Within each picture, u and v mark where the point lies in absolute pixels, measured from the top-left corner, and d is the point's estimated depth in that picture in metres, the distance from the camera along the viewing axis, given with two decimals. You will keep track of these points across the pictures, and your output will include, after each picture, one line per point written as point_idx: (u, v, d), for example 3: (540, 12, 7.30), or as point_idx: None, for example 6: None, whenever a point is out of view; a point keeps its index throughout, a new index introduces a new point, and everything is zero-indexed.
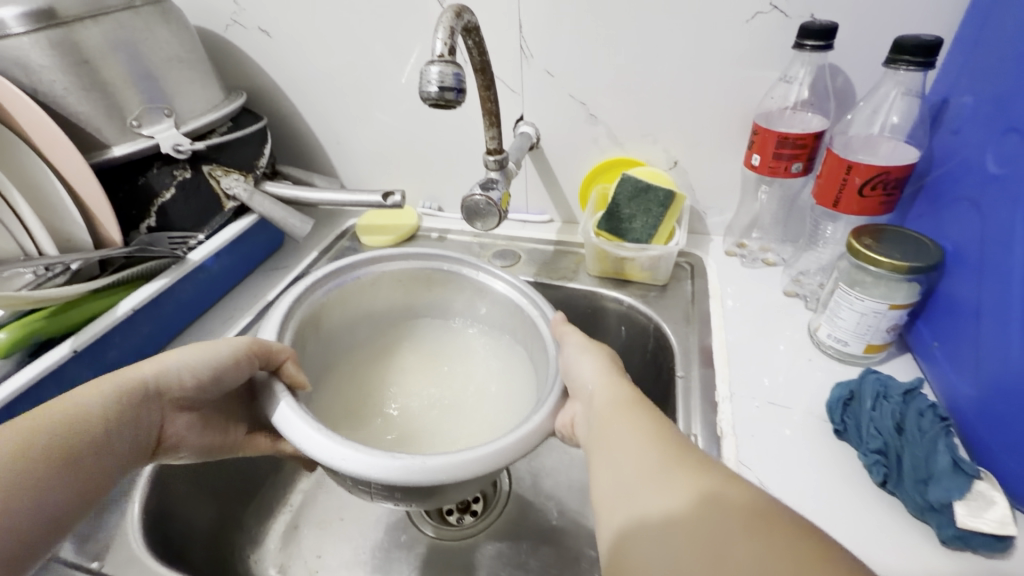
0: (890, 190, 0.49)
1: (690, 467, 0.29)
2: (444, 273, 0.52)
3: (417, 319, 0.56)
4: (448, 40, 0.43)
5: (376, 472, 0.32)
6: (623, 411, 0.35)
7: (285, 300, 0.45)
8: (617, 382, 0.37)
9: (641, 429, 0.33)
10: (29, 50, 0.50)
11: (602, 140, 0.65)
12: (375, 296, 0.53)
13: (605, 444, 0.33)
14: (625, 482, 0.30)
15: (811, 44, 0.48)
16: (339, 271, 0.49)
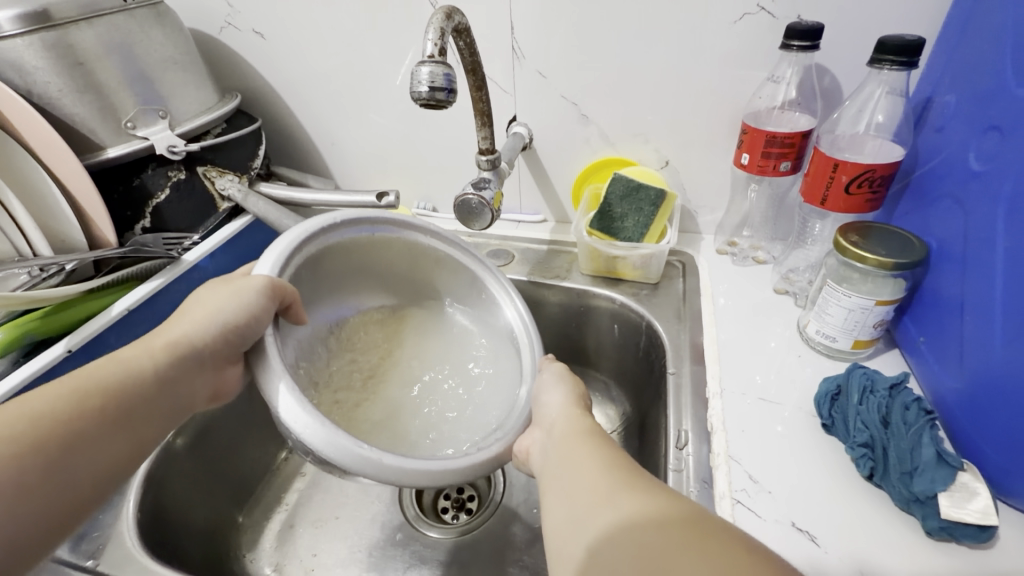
0: (876, 188, 0.49)
1: (638, 486, 0.31)
2: (454, 261, 0.53)
3: (405, 292, 0.54)
4: (438, 41, 0.44)
5: (333, 453, 0.33)
6: (576, 440, 0.37)
7: (299, 231, 0.43)
8: (575, 412, 0.40)
9: (591, 458, 0.34)
10: (23, 52, 0.50)
11: (594, 140, 0.66)
12: (376, 259, 0.51)
13: (561, 472, 0.35)
14: (573, 507, 0.32)
15: (798, 44, 0.49)
16: (357, 223, 0.47)
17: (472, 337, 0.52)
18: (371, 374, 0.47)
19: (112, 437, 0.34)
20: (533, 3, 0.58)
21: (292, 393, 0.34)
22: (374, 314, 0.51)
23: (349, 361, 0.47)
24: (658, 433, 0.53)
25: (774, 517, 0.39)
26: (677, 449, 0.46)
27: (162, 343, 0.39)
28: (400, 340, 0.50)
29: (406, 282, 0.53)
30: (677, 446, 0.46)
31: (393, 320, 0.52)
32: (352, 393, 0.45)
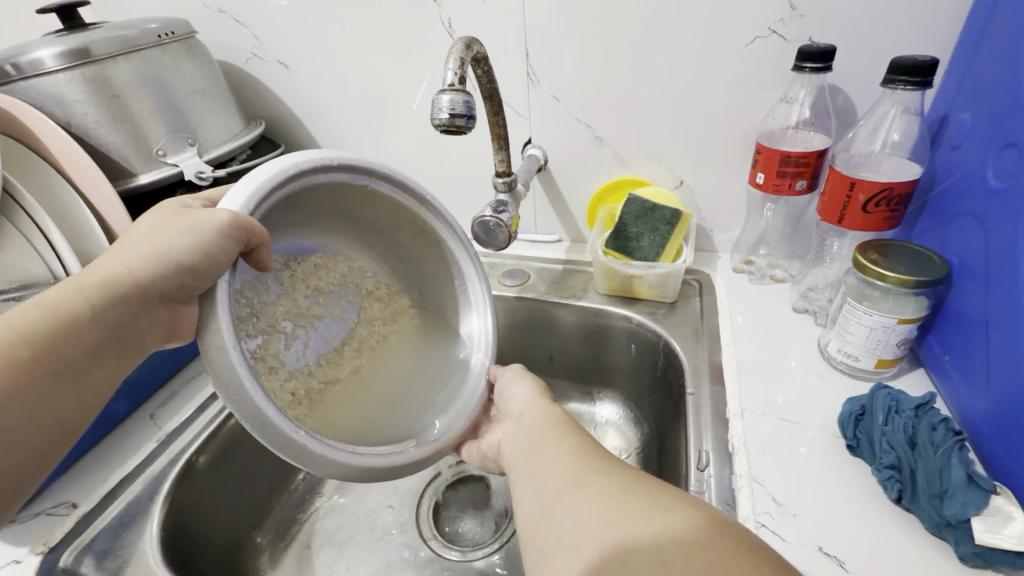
0: (894, 207, 0.49)
1: (602, 467, 0.34)
2: (437, 241, 0.48)
3: (375, 242, 0.48)
4: (458, 69, 0.45)
5: (254, 429, 0.30)
6: (548, 430, 0.40)
7: (287, 163, 0.35)
8: (543, 403, 0.43)
9: (560, 443, 0.37)
10: (64, 86, 0.53)
11: (608, 160, 0.67)
12: (356, 206, 0.44)
13: (533, 461, 0.37)
14: (542, 488, 0.35)
15: (810, 66, 0.50)
16: (355, 172, 0.40)
17: (437, 321, 0.50)
18: (315, 329, 0.42)
19: (50, 390, 0.34)
20: (547, 31, 0.59)
21: (230, 351, 0.29)
22: (338, 263, 0.45)
23: (299, 304, 0.41)
24: (677, 454, 0.53)
25: (799, 541, 0.38)
26: (698, 471, 0.45)
27: (97, 282, 0.36)
28: (356, 299, 0.46)
29: (379, 235, 0.48)
30: (698, 467, 0.45)
31: (358, 274, 0.46)
32: (290, 342, 0.39)
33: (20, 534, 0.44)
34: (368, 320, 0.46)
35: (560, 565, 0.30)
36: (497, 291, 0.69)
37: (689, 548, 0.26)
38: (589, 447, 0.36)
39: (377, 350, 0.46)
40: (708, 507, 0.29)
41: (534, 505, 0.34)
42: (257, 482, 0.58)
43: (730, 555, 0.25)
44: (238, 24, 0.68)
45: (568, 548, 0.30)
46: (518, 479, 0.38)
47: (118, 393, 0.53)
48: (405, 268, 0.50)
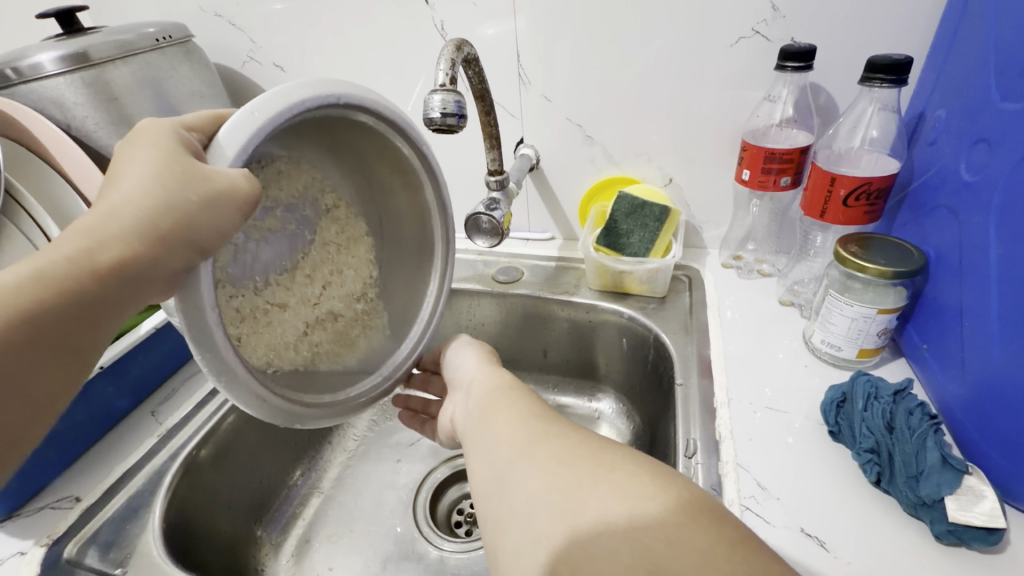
0: (874, 201, 0.51)
1: (552, 429, 0.35)
2: (410, 183, 0.47)
3: (344, 157, 0.46)
4: (449, 70, 0.46)
5: (214, 375, 0.30)
6: (498, 397, 0.41)
7: (296, 99, 0.33)
8: (497, 375, 0.45)
9: (512, 410, 0.39)
10: (64, 90, 0.54)
11: (599, 159, 0.68)
12: (342, 126, 0.42)
13: (483, 429, 0.39)
14: (495, 463, 0.35)
15: (792, 66, 0.51)
16: (354, 108, 0.38)
17: (402, 258, 0.51)
18: (267, 242, 0.41)
19: (38, 357, 0.31)
20: (537, 35, 0.61)
21: (207, 311, 0.30)
22: (303, 169, 0.43)
23: (255, 214, 0.40)
24: (668, 444, 0.54)
25: (783, 523, 0.40)
26: (685, 458, 0.46)
27: (91, 248, 0.32)
28: (312, 215, 0.44)
29: (356, 156, 0.46)
30: (687, 455, 0.46)
31: (321, 186, 0.44)
32: (239, 253, 0.39)
33: (23, 528, 0.45)
34: (322, 244, 0.45)
35: (516, 527, 0.30)
36: (491, 288, 0.70)
37: (635, 506, 0.28)
38: (537, 412, 0.38)
39: (332, 278, 0.45)
40: (652, 468, 0.30)
41: (487, 476, 0.35)
42: (252, 476, 0.58)
43: (673, 511, 0.27)
44: (234, 27, 0.70)
45: (522, 512, 0.31)
46: (471, 448, 0.39)
47: (120, 390, 0.54)
48: (372, 193, 0.48)
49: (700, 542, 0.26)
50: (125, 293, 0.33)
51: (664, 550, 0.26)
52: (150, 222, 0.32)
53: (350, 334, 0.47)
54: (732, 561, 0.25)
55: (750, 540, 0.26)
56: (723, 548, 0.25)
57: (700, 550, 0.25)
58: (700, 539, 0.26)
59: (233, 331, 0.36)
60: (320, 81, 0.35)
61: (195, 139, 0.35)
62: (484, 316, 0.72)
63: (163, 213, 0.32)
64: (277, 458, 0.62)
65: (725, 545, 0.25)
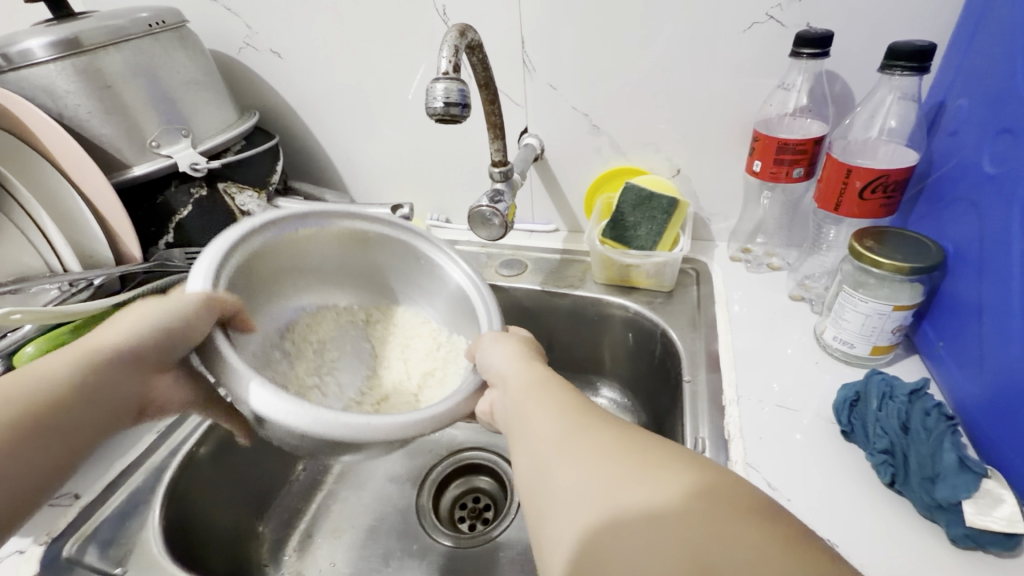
0: (891, 193, 0.49)
1: (590, 422, 0.33)
2: (386, 237, 0.51)
3: (355, 281, 0.54)
4: (453, 57, 0.45)
5: (322, 430, 0.33)
6: (536, 382, 0.39)
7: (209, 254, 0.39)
8: (527, 362, 0.41)
9: (549, 398, 0.36)
10: (55, 77, 0.53)
11: (605, 150, 0.67)
12: (297, 246, 0.48)
13: (521, 419, 0.36)
14: (535, 454, 0.33)
15: (807, 52, 0.49)
16: (273, 224, 0.45)
17: (429, 297, 0.54)
18: (336, 367, 0.49)
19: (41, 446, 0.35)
20: (542, 20, 0.59)
21: (270, 390, 0.33)
22: (324, 310, 0.52)
23: (318, 356, 0.49)
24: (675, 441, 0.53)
25: None
26: None
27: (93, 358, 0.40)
28: (360, 331, 0.53)
29: (346, 272, 0.53)
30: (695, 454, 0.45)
31: (346, 312, 0.53)
32: (325, 388, 0.46)
33: (27, 527, 0.44)
34: (379, 340, 0.53)
35: (561, 520, 0.29)
36: (495, 281, 0.69)
37: (684, 507, 0.26)
38: (576, 403, 0.35)
39: (401, 361, 0.52)
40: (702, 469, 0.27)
41: (528, 468, 0.33)
42: (256, 474, 0.58)
43: (724, 508, 0.25)
44: (230, 13, 0.68)
45: (565, 504, 0.29)
46: (512, 442, 0.36)
47: None
48: (377, 285, 0.55)
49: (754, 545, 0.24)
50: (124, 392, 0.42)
51: (717, 555, 0.24)
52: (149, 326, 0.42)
53: (444, 374, 0.49)
54: (791, 566, 0.23)
55: (811, 543, 0.24)
56: (783, 552, 0.23)
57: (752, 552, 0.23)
58: (755, 542, 0.24)
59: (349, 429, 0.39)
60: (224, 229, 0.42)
61: None
62: None
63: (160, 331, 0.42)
64: (281, 457, 0.61)
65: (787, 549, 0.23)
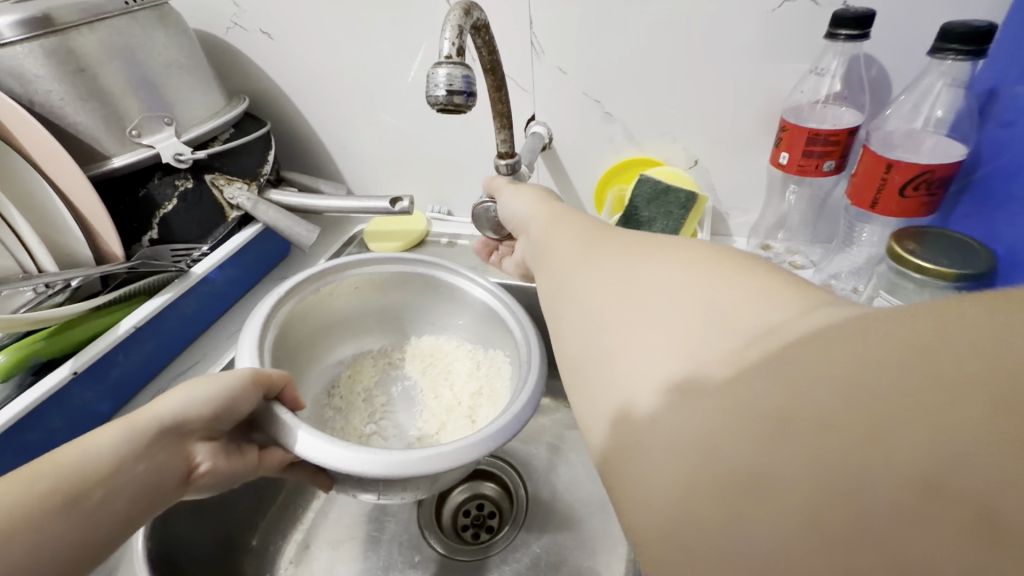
0: (933, 190, 0.45)
1: (654, 256, 0.27)
2: (401, 275, 0.57)
3: (376, 326, 0.60)
4: (456, 38, 0.40)
5: (398, 472, 0.35)
6: (587, 236, 0.34)
7: (259, 312, 0.47)
8: (572, 221, 0.38)
9: (609, 244, 0.31)
10: (24, 59, 0.48)
11: (618, 139, 0.62)
12: (313, 331, 0.54)
13: (578, 255, 0.32)
14: (593, 306, 0.27)
15: (845, 34, 0.45)
16: (314, 279, 0.52)
17: (447, 315, 0.59)
18: (393, 410, 0.56)
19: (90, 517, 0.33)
20: None
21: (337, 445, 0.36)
22: (363, 364, 0.58)
23: (365, 407, 0.55)
24: None
25: None
26: None
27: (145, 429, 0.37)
28: (399, 368, 0.59)
29: (359, 308, 0.58)
30: None
31: (377, 355, 0.59)
32: (384, 434, 0.54)
33: None
34: (420, 373, 0.58)
35: (637, 444, 0.21)
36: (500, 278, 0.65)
37: (776, 396, 0.18)
38: (631, 243, 0.30)
39: (440, 390, 0.56)
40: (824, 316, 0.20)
41: (582, 316, 0.28)
42: (242, 494, 0.55)
43: (845, 378, 0.16)
44: None
45: (658, 439, 0.20)
46: (568, 274, 0.32)
47: (100, 395, 0.50)
48: (395, 319, 0.60)
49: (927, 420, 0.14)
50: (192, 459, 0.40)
51: (857, 439, 0.15)
52: (206, 402, 0.40)
53: (491, 387, 0.53)
54: (996, 402, 0.13)
55: (982, 305, 0.15)
56: (981, 383, 0.13)
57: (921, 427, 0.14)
58: (913, 396, 0.14)
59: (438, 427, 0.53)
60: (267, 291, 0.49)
61: (208, 446, 0.41)
62: None
63: (216, 393, 0.40)
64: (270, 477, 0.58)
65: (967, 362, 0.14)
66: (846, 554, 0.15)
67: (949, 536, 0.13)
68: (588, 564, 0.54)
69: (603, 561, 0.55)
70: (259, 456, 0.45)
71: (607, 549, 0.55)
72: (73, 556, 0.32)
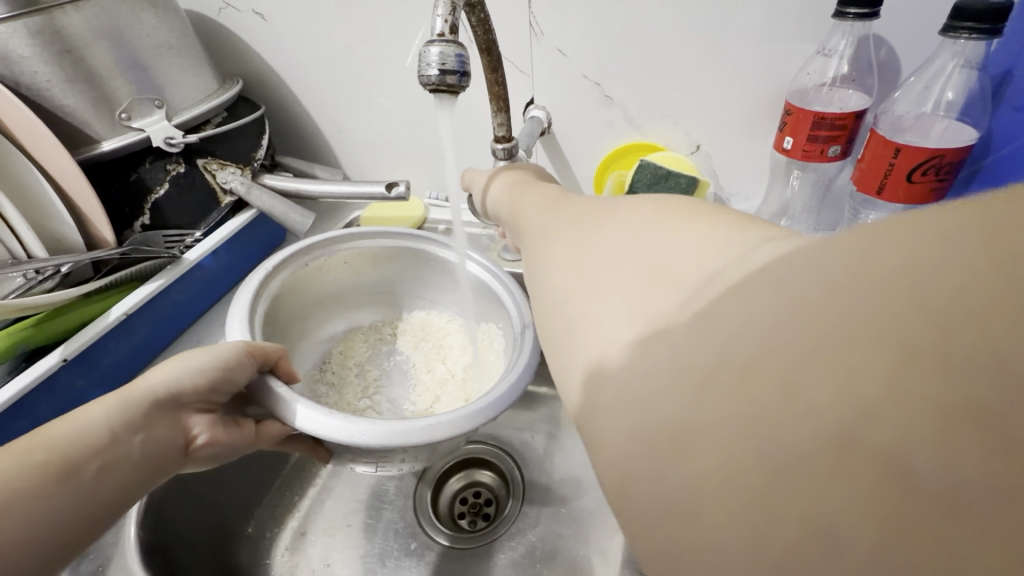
0: (942, 176, 0.44)
1: (615, 212, 0.26)
2: (392, 250, 0.56)
3: (368, 301, 0.60)
4: (449, 15, 0.39)
5: (397, 441, 0.35)
6: (552, 207, 0.33)
7: (250, 286, 0.46)
8: (535, 194, 0.37)
9: (576, 210, 0.30)
10: (8, 37, 0.47)
11: (618, 123, 0.61)
12: (305, 304, 0.54)
13: (547, 220, 0.32)
14: (555, 266, 0.26)
15: (854, 12, 0.43)
16: (302, 254, 0.51)
17: (439, 291, 0.58)
18: (386, 385, 0.56)
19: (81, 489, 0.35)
20: None
21: (334, 415, 0.36)
22: (355, 337, 0.59)
23: (357, 380, 0.56)
24: None
25: None
26: None
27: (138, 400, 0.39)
28: (389, 343, 0.60)
29: (351, 283, 0.57)
30: None
31: (370, 330, 0.60)
32: (378, 407, 0.54)
33: None
34: (410, 347, 0.59)
35: (605, 394, 0.18)
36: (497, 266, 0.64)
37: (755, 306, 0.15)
38: (586, 208, 0.29)
39: (434, 365, 0.56)
40: (773, 250, 0.17)
41: (546, 283, 0.26)
42: (239, 480, 0.55)
43: (830, 280, 0.14)
44: None
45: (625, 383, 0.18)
46: (539, 243, 0.31)
47: (92, 382, 0.50)
48: (386, 294, 0.60)
49: (916, 310, 0.12)
50: (189, 429, 0.42)
51: (830, 341, 0.13)
52: (199, 374, 0.40)
53: (483, 362, 0.53)
54: (984, 292, 0.11)
55: (980, 212, 0.12)
56: (976, 324, 0.11)
57: (907, 324, 0.12)
58: (895, 310, 0.12)
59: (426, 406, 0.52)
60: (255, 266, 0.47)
61: (206, 417, 0.43)
62: None
63: (208, 364, 0.40)
64: (266, 462, 0.58)
65: (967, 253, 0.12)
66: (827, 466, 0.12)
67: (858, 497, 0.12)
68: (583, 553, 0.54)
69: (598, 550, 0.55)
70: (257, 429, 0.47)
71: (602, 538, 0.55)
72: (74, 524, 0.34)
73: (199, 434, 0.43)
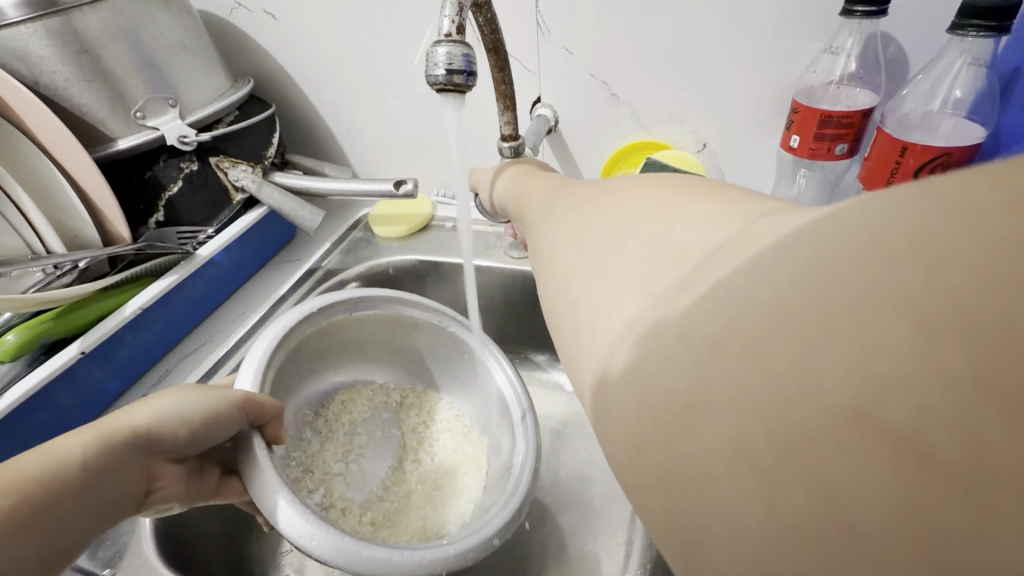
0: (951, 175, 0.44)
1: (612, 196, 0.27)
2: (433, 326, 0.56)
3: (384, 357, 0.59)
4: (456, 15, 0.39)
5: (344, 561, 0.33)
6: (553, 195, 0.34)
7: (280, 324, 0.47)
8: (538, 185, 0.37)
9: (573, 196, 0.31)
10: (28, 40, 0.48)
11: (625, 121, 0.61)
12: (331, 348, 0.54)
13: (546, 207, 0.33)
14: (553, 255, 0.27)
15: (862, 10, 0.43)
16: (336, 305, 0.51)
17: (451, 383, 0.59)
18: (365, 457, 0.55)
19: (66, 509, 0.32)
20: None
21: (289, 507, 0.34)
22: (362, 390, 0.58)
23: (341, 440, 0.54)
24: None
25: None
26: None
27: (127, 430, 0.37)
28: (392, 413, 0.58)
29: (378, 339, 0.57)
30: None
31: (380, 389, 0.59)
32: (348, 478, 0.52)
33: None
34: (408, 428, 0.58)
35: (614, 383, 0.19)
36: (503, 263, 0.65)
37: (762, 282, 0.15)
38: (582, 194, 0.30)
39: (422, 458, 0.56)
40: (773, 223, 0.18)
41: (546, 267, 0.27)
42: None
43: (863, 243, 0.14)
44: None
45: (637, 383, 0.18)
46: (540, 231, 0.31)
47: (108, 374, 0.51)
48: (404, 360, 0.60)
49: (927, 283, 0.12)
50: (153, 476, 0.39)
51: (840, 315, 0.13)
52: (192, 419, 0.38)
53: (472, 480, 0.53)
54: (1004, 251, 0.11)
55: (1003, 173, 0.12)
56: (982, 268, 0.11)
57: (917, 297, 0.12)
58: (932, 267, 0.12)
59: (393, 506, 0.52)
60: (295, 305, 0.49)
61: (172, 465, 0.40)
62: (496, 294, 0.67)
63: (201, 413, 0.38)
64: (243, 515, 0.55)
65: (984, 223, 0.12)
66: (845, 434, 0.12)
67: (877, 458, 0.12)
68: (588, 548, 0.55)
69: (603, 545, 0.55)
70: (220, 483, 0.45)
71: (607, 533, 0.56)
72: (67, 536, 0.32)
73: (163, 483, 0.39)
